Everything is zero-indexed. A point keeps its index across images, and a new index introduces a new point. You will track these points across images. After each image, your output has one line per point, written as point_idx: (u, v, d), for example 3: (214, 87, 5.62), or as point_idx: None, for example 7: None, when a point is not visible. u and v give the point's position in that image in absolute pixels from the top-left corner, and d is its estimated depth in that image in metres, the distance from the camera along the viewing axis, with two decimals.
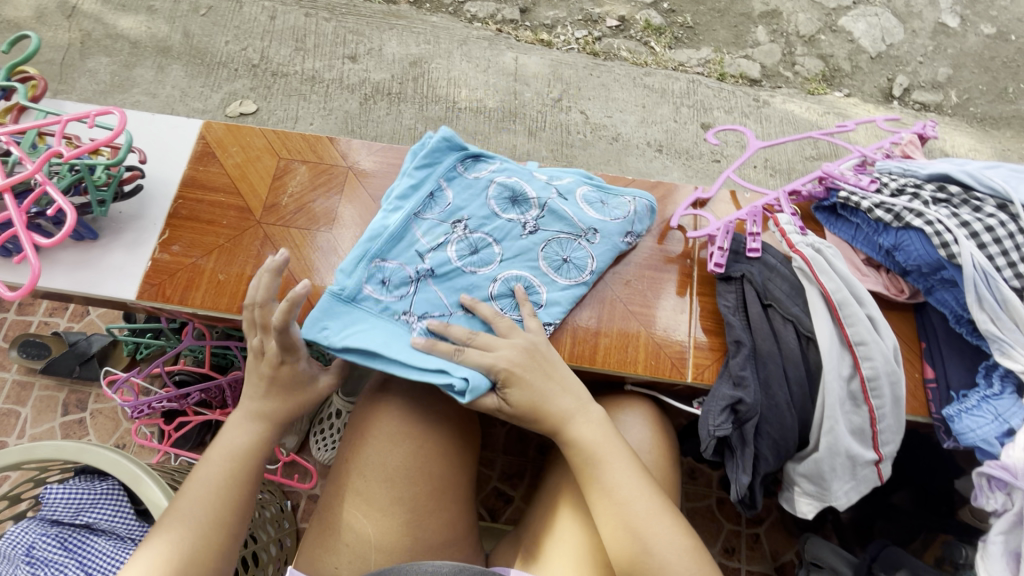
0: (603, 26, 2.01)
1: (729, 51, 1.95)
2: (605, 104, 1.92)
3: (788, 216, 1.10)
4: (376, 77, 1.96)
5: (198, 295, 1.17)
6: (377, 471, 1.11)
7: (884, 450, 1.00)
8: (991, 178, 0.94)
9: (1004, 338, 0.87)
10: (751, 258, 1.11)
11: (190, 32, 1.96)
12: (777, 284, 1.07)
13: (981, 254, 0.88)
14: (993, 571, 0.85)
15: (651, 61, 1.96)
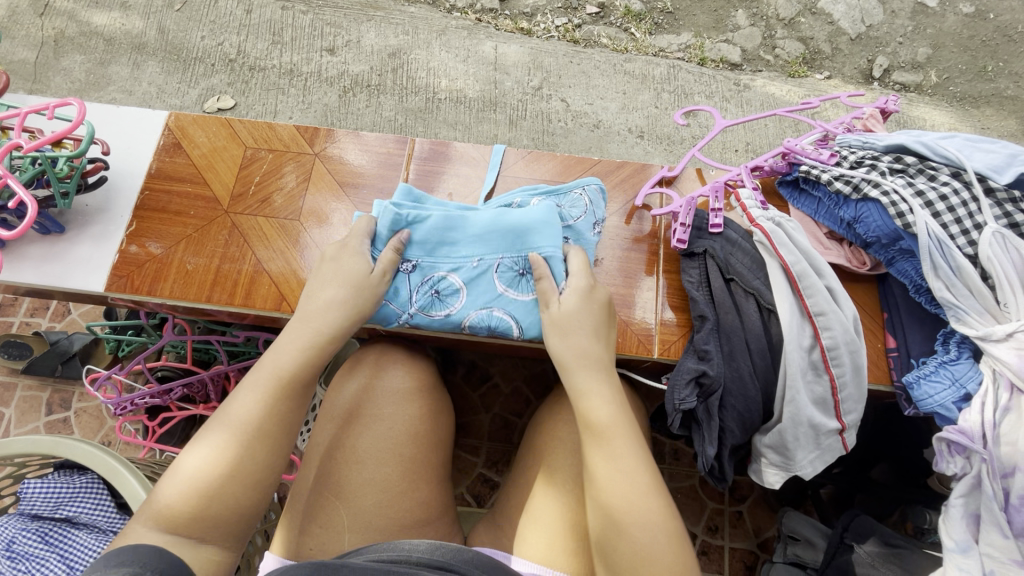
0: (583, 13, 2.11)
1: (709, 36, 2.08)
2: (586, 91, 2.02)
3: (748, 191, 0.84)
4: (355, 69, 1.98)
5: (169, 288, 0.87)
6: (351, 459, 0.81)
7: (847, 419, 0.77)
8: (946, 147, 0.85)
9: (960, 305, 0.80)
10: (716, 235, 0.82)
11: (164, 27, 1.98)
12: (739, 258, 0.80)
13: (936, 222, 0.81)
14: (954, 536, 0.80)
15: (631, 47, 2.08)
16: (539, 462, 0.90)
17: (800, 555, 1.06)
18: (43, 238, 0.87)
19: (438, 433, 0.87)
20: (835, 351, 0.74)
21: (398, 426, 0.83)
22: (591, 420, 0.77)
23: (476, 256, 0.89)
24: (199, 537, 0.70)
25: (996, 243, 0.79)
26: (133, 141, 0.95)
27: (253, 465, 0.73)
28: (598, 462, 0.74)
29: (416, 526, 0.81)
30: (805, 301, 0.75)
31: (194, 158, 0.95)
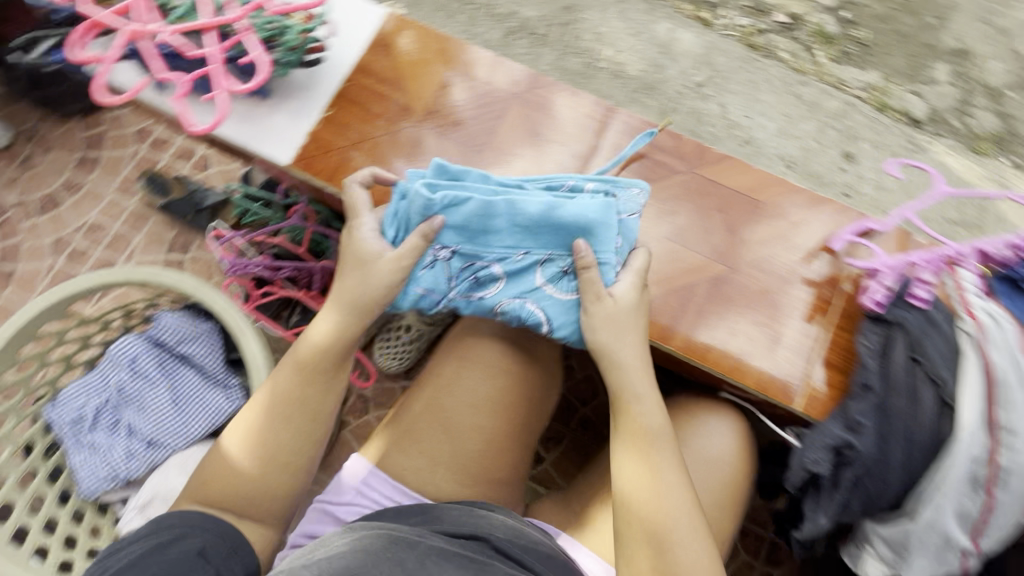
0: (770, 19, 1.96)
1: (899, 82, 1.89)
2: (748, 103, 1.89)
3: (969, 275, 0.80)
4: (525, 13, 1.93)
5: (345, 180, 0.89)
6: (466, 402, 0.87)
7: (982, 543, 0.72)
8: None
9: None
10: (917, 308, 0.79)
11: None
12: (934, 343, 0.76)
13: None
14: None
15: (810, 70, 1.92)
16: None
17: None
18: (250, 97, 0.90)
19: (544, 405, 0.91)
20: (1008, 474, 0.70)
21: (517, 389, 0.87)
22: (636, 425, 0.77)
23: (521, 247, 0.83)
24: (245, 492, 0.80)
25: None
26: (347, 29, 0.96)
27: (297, 425, 0.81)
28: (643, 462, 0.75)
29: (500, 485, 0.86)
30: (995, 409, 0.71)
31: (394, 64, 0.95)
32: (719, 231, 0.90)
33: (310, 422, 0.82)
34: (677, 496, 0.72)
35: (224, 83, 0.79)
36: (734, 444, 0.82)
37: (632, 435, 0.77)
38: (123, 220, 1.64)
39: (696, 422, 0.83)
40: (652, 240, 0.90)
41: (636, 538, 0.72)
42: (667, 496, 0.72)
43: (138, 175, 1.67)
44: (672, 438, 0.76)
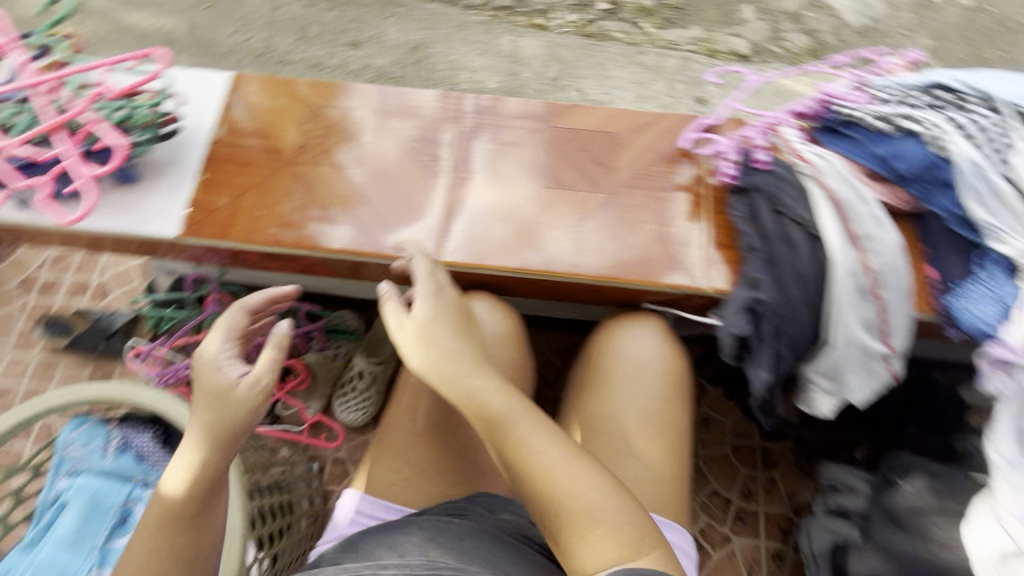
0: (595, 9, 2.21)
1: (717, 29, 2.15)
2: (601, 82, 2.09)
3: (789, 129, 0.86)
4: (379, 62, 2.11)
5: (242, 230, 0.89)
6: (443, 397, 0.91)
7: (896, 344, 0.78)
8: (974, 82, 0.80)
9: (997, 224, 0.74)
10: (763, 171, 0.83)
11: (194, 25, 2.09)
12: (788, 191, 0.81)
13: (970, 147, 0.77)
14: (1004, 452, 0.76)
15: (644, 41, 2.15)
16: (590, 392, 0.90)
17: (845, 504, 1.07)
18: (118, 186, 0.91)
19: (528, 383, 0.94)
20: (883, 274, 0.76)
21: (496, 374, 0.89)
22: (515, 443, 0.67)
23: (89, 547, 0.93)
24: None
25: None
26: (202, 101, 0.99)
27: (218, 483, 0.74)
28: (551, 457, 0.66)
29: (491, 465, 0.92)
30: (852, 226, 0.77)
31: (259, 116, 0.98)
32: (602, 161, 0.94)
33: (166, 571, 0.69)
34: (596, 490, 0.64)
35: (83, 173, 0.81)
36: (660, 345, 0.91)
37: (517, 457, 0.67)
38: (30, 372, 1.54)
39: (629, 333, 0.92)
40: (557, 188, 0.93)
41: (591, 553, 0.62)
42: (596, 517, 0.63)
43: (31, 322, 1.59)
44: (553, 431, 0.68)
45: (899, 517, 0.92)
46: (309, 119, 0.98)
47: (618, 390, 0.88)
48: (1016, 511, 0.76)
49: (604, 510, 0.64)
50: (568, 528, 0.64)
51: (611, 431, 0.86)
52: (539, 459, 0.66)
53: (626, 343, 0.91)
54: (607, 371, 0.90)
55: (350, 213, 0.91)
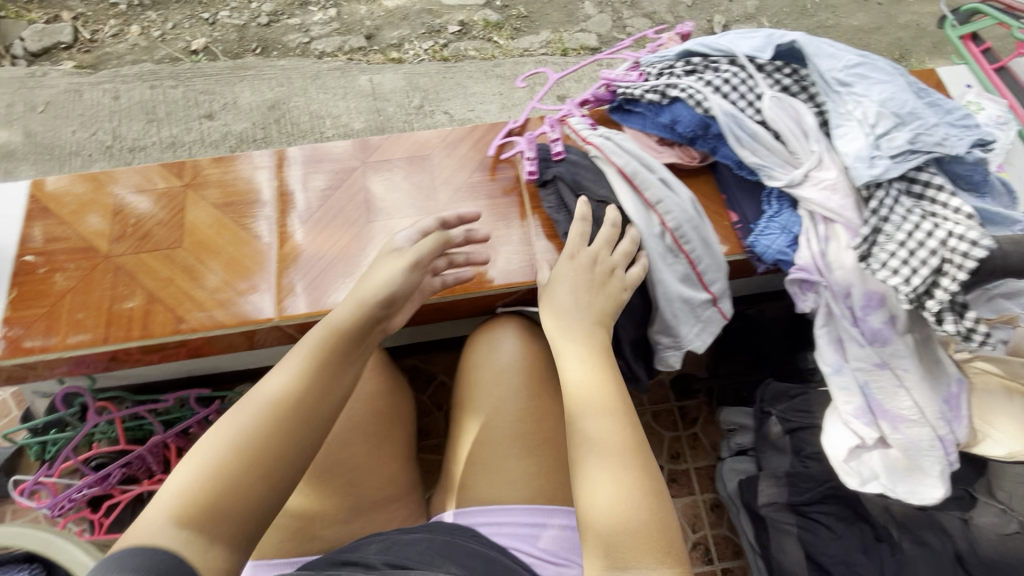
0: (446, 33, 2.13)
1: (565, 29, 2.14)
2: (465, 100, 2.01)
3: (576, 119, 0.92)
4: (237, 128, 1.95)
5: (64, 336, 0.82)
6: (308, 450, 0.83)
7: (714, 289, 0.85)
8: (719, 42, 0.87)
9: (766, 163, 0.81)
10: (560, 161, 0.89)
11: (28, 131, 1.95)
12: (584, 173, 0.87)
13: (728, 100, 0.83)
14: (826, 361, 0.84)
15: (498, 53, 2.11)
16: (465, 406, 0.87)
17: (741, 442, 1.15)
18: None
19: (399, 408, 0.91)
20: (681, 230, 0.84)
21: (356, 408, 0.86)
22: (575, 397, 0.71)
23: None
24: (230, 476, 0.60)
25: (776, 106, 0.81)
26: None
27: (290, 418, 0.65)
28: (597, 429, 0.68)
29: (384, 504, 0.84)
30: (645, 195, 0.84)
31: (62, 216, 0.90)
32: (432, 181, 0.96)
33: (281, 448, 0.63)
34: (628, 484, 0.64)
35: None
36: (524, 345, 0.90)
37: (578, 413, 0.69)
38: None
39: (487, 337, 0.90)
40: (394, 216, 0.92)
41: (617, 532, 0.61)
42: (635, 505, 0.63)
43: None
44: (615, 402, 0.70)
45: (778, 440, 0.98)
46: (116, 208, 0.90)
47: (490, 399, 0.85)
48: (851, 411, 0.83)
49: (633, 502, 0.63)
50: (605, 495, 0.64)
51: (492, 441, 0.83)
52: (592, 425, 0.68)
53: (487, 349, 0.89)
54: (476, 382, 0.87)
55: (183, 292, 0.85)
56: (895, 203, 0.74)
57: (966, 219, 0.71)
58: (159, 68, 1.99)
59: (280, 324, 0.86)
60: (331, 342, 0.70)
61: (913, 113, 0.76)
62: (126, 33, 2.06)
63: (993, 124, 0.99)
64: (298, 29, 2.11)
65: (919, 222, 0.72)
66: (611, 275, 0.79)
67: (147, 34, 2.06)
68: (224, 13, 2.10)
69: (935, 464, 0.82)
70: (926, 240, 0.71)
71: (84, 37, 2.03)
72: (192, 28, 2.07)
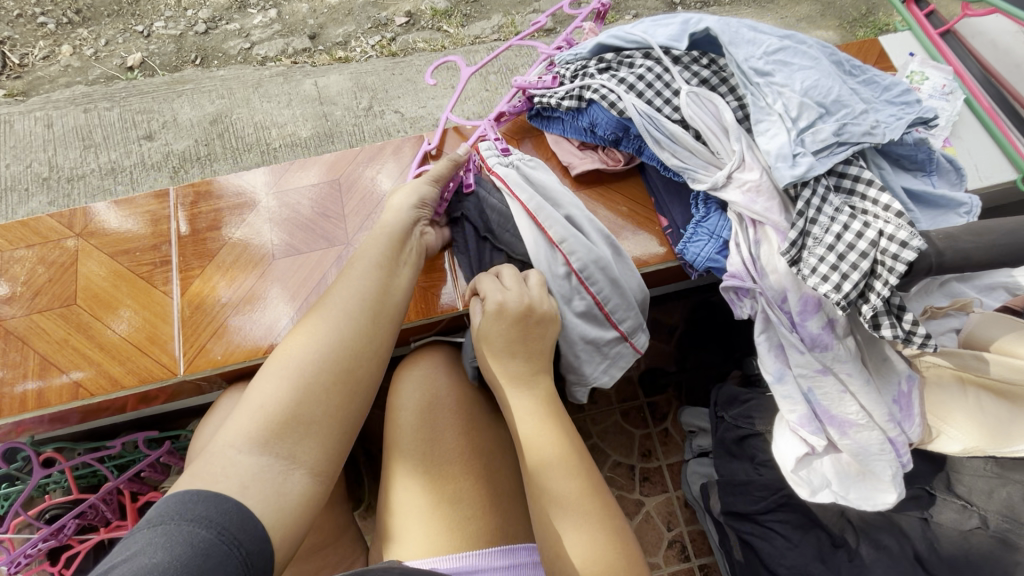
0: (393, 26, 1.88)
1: (517, 11, 1.92)
2: (417, 97, 1.80)
3: (488, 141, 0.87)
4: (179, 147, 1.70)
5: None
6: None
7: (624, 327, 0.83)
8: (633, 32, 0.80)
9: (688, 166, 0.75)
10: (471, 194, 0.86)
11: None
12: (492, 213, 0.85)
13: (645, 99, 0.76)
14: (767, 369, 0.79)
15: (449, 43, 1.87)
16: (393, 449, 0.84)
17: (703, 444, 1.11)
18: None
19: None
20: (587, 271, 0.79)
21: None
22: (529, 443, 0.70)
23: None
24: (319, 385, 0.62)
25: (694, 103, 0.74)
26: None
27: (366, 333, 0.68)
28: (556, 479, 0.67)
29: (312, 552, 0.82)
30: (547, 233, 0.79)
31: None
32: (346, 208, 0.90)
33: (368, 363, 0.67)
34: (602, 528, 0.64)
35: None
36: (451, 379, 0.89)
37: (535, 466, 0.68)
38: None
39: (415, 371, 0.89)
40: (304, 250, 0.87)
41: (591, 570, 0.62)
42: (614, 542, 0.64)
43: None
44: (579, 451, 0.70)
45: (732, 447, 0.94)
46: (14, 268, 0.84)
47: (419, 440, 0.83)
48: (796, 420, 0.79)
49: (607, 540, 0.64)
50: (573, 540, 0.63)
51: (424, 483, 0.80)
52: (552, 470, 0.68)
53: (415, 386, 0.87)
54: (405, 422, 0.84)
55: (83, 352, 0.80)
56: (823, 201, 0.68)
57: (896, 215, 0.66)
58: (93, 90, 1.75)
59: (189, 378, 0.81)
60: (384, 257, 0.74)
61: (838, 101, 0.70)
62: (57, 54, 1.78)
63: (937, 95, 0.93)
64: (239, 35, 1.84)
65: (848, 220, 0.67)
66: (543, 314, 0.74)
67: (81, 53, 1.79)
68: (159, 23, 1.82)
69: (887, 468, 0.78)
70: (856, 240, 0.66)
71: (12, 62, 1.76)
72: (127, 43, 1.80)
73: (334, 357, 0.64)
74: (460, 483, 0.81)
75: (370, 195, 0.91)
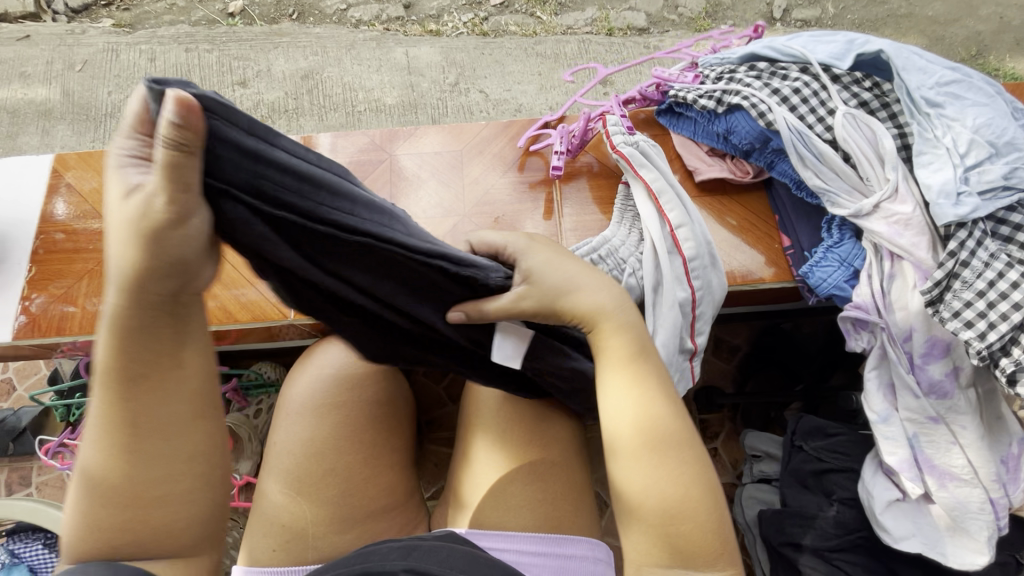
0: (487, 5, 1.85)
1: (612, 6, 1.81)
2: (503, 79, 1.79)
3: (614, 117, 0.86)
4: (269, 97, 1.74)
5: (78, 315, 0.82)
6: (306, 446, 0.79)
7: (698, 341, 0.80)
8: (790, 44, 0.78)
9: (830, 189, 0.72)
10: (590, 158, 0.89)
11: (27, 78, 1.74)
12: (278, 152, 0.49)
13: (796, 114, 0.74)
14: (874, 408, 0.76)
15: (540, 31, 1.82)
16: (475, 421, 0.85)
17: (766, 470, 1.08)
18: None
19: (404, 415, 0.89)
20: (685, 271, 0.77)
21: (364, 409, 0.83)
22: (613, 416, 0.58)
23: None
24: (116, 508, 0.46)
25: (850, 125, 0.71)
26: (21, 190, 0.88)
27: (148, 415, 0.46)
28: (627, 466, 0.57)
29: (383, 513, 0.80)
30: (667, 214, 0.79)
31: (84, 194, 0.89)
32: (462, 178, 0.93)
33: (178, 449, 0.47)
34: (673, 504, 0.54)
35: None
36: None
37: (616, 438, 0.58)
38: None
39: None
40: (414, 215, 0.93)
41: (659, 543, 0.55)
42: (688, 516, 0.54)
43: None
44: (666, 427, 0.57)
45: (807, 478, 0.92)
46: None
47: (503, 417, 0.82)
48: (897, 463, 0.76)
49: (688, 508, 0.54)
50: (662, 511, 0.54)
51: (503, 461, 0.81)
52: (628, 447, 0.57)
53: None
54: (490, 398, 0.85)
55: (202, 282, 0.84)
56: (977, 245, 0.65)
57: None
58: (195, 31, 1.79)
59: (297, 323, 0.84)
60: (142, 326, 0.45)
61: (1011, 143, 0.66)
62: None
63: None
64: None
65: (1002, 268, 0.64)
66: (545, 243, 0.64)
67: None
68: None
69: (983, 529, 0.75)
70: (1010, 292, 0.63)
71: None
72: None
73: (127, 459, 0.46)
74: (537, 467, 0.80)
75: (486, 175, 0.96)
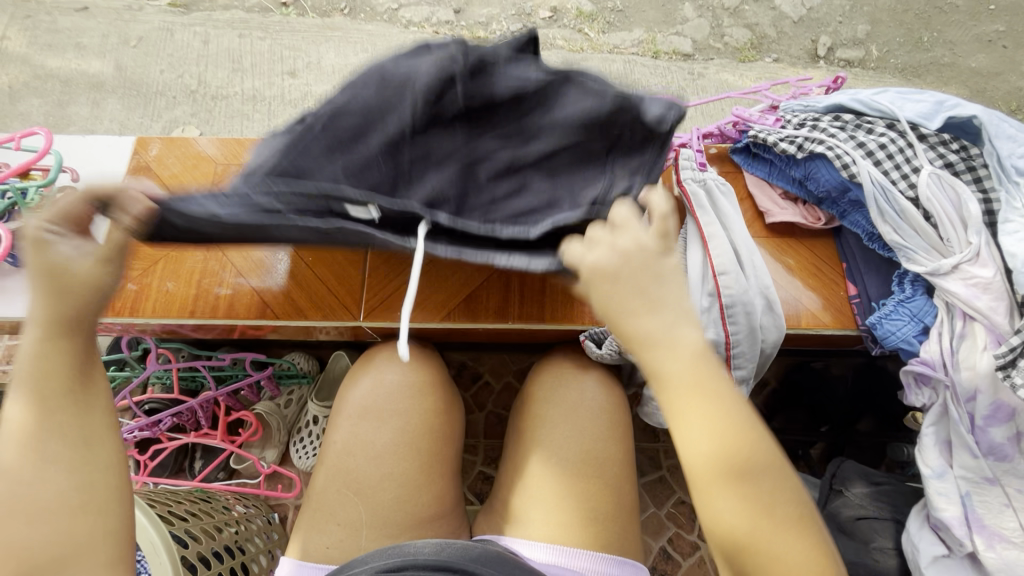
0: (535, 19, 1.65)
1: (659, 29, 1.64)
2: None
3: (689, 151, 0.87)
4: (322, 91, 1.55)
5: (151, 297, 0.85)
6: (365, 448, 0.80)
7: (737, 375, 0.80)
8: (878, 100, 0.80)
9: (908, 245, 0.74)
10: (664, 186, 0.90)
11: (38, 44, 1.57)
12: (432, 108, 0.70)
13: (880, 169, 0.75)
14: (930, 464, 0.77)
15: (586, 47, 1.62)
16: (527, 437, 0.86)
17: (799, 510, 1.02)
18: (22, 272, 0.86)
19: (456, 424, 0.88)
20: (732, 309, 0.77)
21: (418, 416, 0.83)
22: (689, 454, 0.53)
23: None
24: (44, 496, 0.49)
25: (935, 185, 0.73)
26: (103, 166, 0.93)
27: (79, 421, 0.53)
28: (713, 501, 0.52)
29: (429, 522, 0.80)
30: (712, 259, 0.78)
31: (163, 178, 0.92)
32: None
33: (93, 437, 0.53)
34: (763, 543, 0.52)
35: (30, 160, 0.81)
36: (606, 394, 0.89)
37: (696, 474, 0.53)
38: None
39: (556, 379, 0.89)
40: None
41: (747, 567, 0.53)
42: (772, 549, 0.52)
43: None
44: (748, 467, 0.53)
45: (845, 523, 0.92)
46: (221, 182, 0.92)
47: (559, 437, 0.84)
48: (946, 519, 0.77)
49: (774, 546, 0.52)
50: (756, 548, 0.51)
51: (551, 478, 0.81)
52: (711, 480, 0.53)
53: (555, 384, 0.89)
54: (545, 414, 0.86)
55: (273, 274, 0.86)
56: None
57: None
58: None
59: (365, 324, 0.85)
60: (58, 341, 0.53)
61: None
62: None
63: None
64: None
65: None
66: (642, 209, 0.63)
67: None
68: None
69: None
70: None
71: None
72: None
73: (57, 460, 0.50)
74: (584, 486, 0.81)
75: None
